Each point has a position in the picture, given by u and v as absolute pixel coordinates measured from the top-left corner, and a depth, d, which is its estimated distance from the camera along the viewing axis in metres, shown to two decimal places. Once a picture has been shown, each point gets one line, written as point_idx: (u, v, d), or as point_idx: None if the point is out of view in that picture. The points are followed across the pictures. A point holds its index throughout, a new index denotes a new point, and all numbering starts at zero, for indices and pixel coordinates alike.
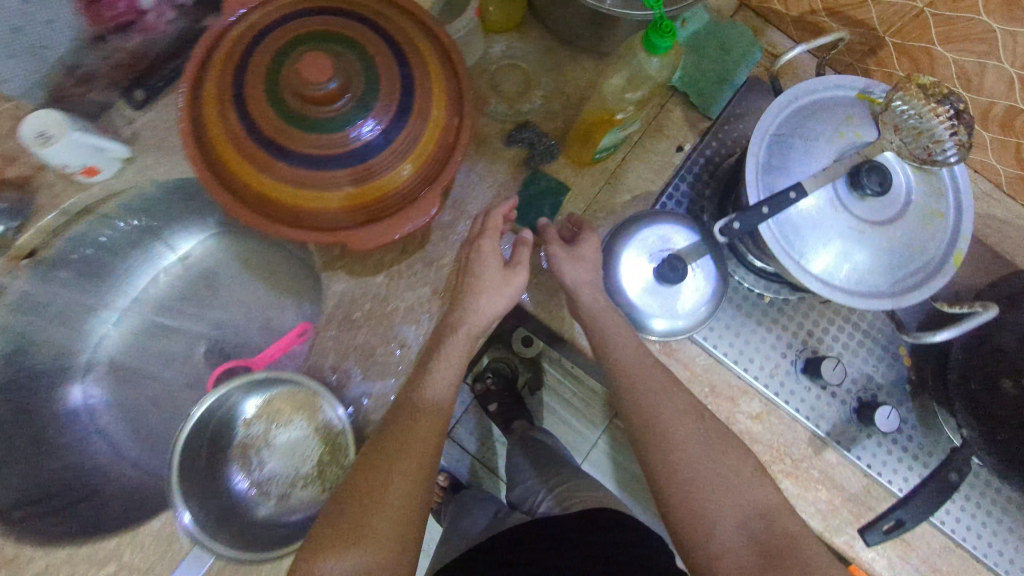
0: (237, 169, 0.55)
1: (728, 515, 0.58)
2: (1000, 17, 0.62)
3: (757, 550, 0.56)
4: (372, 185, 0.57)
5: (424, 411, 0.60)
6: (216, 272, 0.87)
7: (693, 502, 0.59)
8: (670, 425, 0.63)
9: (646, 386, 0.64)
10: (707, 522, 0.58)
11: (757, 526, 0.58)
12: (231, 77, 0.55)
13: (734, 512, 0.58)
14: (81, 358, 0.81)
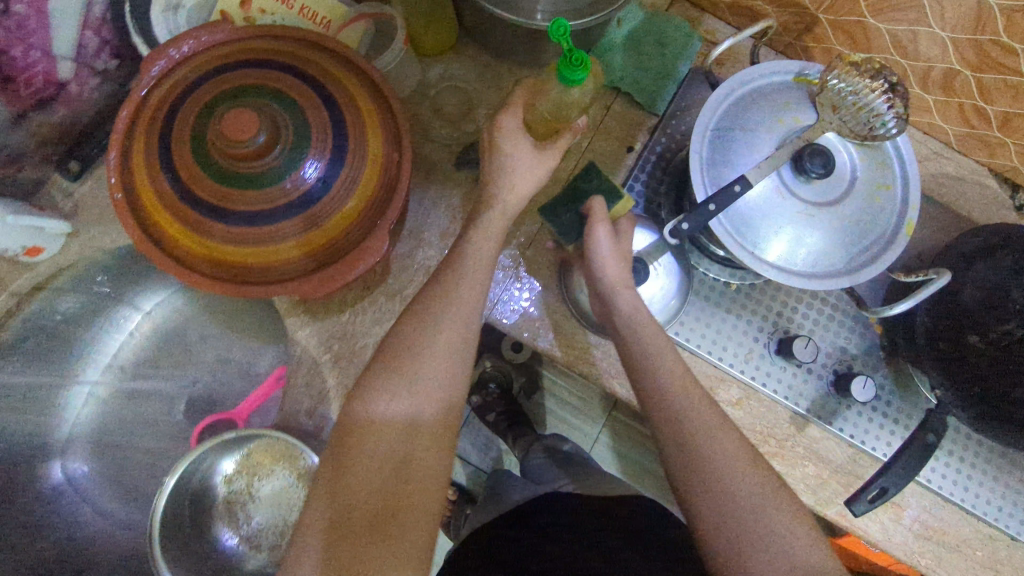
0: (179, 235, 0.55)
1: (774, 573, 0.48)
2: None
3: None
4: (317, 232, 0.57)
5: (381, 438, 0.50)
6: (184, 329, 0.85)
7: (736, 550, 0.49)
8: (708, 454, 0.53)
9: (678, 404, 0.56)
10: None
11: None
12: (161, 143, 0.54)
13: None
14: (56, 437, 0.77)
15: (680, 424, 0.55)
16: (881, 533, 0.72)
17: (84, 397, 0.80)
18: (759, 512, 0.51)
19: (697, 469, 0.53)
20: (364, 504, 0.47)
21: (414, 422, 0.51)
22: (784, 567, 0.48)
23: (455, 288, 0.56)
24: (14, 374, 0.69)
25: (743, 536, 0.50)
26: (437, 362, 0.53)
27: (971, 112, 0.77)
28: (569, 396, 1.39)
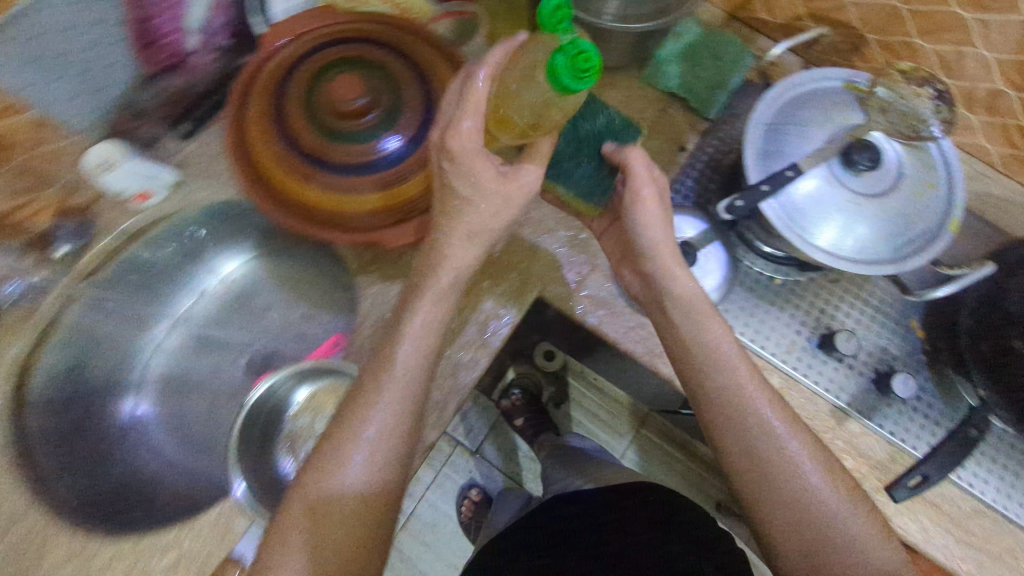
0: (281, 181, 0.62)
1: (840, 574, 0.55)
2: (970, 5, 0.68)
3: None
4: (400, 187, 0.63)
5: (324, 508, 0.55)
6: (254, 291, 0.89)
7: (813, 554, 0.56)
8: (781, 474, 0.58)
9: (753, 428, 0.59)
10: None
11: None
12: (275, 102, 0.62)
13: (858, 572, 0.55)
14: (132, 374, 0.82)
15: (751, 444, 0.59)
16: (923, 535, 0.71)
17: (159, 342, 0.85)
18: (822, 524, 0.56)
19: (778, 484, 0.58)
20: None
21: (353, 498, 0.55)
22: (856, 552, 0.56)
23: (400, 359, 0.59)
24: (109, 308, 0.77)
25: (820, 548, 0.56)
26: (374, 447, 0.56)
27: (1016, 133, 0.80)
28: (596, 409, 1.43)
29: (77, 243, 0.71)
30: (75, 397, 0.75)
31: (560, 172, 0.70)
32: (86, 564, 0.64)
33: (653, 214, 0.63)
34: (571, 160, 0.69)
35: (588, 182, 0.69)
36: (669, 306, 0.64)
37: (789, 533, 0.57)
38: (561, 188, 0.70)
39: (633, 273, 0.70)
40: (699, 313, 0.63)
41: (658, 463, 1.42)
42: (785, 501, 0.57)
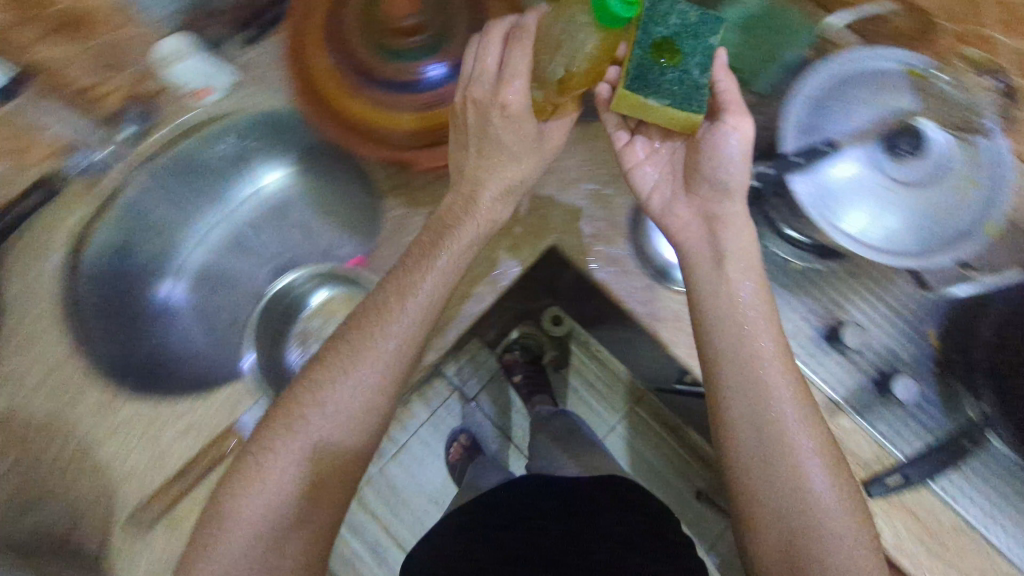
0: (326, 88, 0.67)
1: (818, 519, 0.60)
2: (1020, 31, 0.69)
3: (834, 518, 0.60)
4: (436, 112, 0.69)
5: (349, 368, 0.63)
6: (287, 204, 0.96)
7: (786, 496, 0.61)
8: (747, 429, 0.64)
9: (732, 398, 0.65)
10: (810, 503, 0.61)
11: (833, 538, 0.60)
12: (332, 17, 0.67)
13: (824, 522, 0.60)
14: (172, 263, 0.91)
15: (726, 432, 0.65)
16: (896, 543, 0.71)
17: (201, 240, 0.93)
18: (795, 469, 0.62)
19: (767, 445, 0.63)
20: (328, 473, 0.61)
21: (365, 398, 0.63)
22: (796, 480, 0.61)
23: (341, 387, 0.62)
24: (159, 196, 0.84)
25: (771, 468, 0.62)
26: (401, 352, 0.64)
27: None
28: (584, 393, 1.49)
29: (141, 126, 0.77)
30: (120, 271, 0.83)
31: (645, 82, 0.63)
32: (102, 414, 0.68)
33: (733, 143, 0.68)
34: (661, 71, 0.63)
35: (678, 84, 0.63)
36: (722, 264, 0.69)
37: (753, 482, 0.63)
38: (655, 103, 0.64)
39: (693, 207, 0.73)
40: (737, 287, 0.68)
41: (647, 443, 1.47)
42: (756, 455, 0.63)
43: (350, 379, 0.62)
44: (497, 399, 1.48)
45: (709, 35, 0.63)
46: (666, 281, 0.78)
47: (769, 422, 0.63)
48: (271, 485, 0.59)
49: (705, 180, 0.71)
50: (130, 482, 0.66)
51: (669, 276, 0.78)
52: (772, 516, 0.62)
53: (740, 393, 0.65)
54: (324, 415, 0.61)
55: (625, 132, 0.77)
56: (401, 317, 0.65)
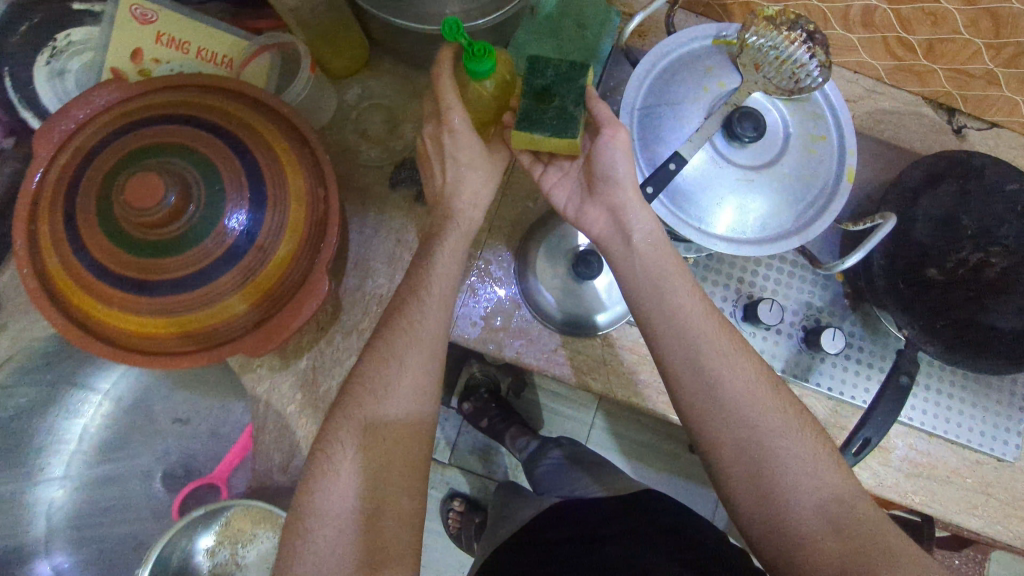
0: (103, 317, 0.53)
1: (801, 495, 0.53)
2: None
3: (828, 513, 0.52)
4: (260, 275, 0.55)
5: (389, 355, 0.56)
6: (146, 400, 0.81)
7: (762, 480, 0.54)
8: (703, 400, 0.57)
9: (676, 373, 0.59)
10: (791, 492, 0.53)
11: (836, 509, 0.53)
12: (67, 224, 0.52)
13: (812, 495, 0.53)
14: (31, 538, 0.75)
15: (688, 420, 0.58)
16: (874, 479, 0.72)
17: (58, 485, 0.77)
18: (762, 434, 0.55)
19: (742, 420, 0.56)
20: (385, 475, 0.53)
21: (413, 383, 0.56)
22: (763, 462, 0.55)
23: (389, 377, 0.55)
24: None
25: (742, 449, 0.55)
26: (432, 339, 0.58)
27: (896, 45, 0.77)
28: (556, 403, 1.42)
29: None
30: None
31: (531, 121, 0.57)
32: None
33: (617, 155, 0.59)
34: (543, 104, 0.56)
35: (559, 119, 0.56)
36: (629, 244, 0.62)
37: (737, 469, 0.55)
38: (540, 138, 0.57)
39: (600, 208, 0.63)
40: (655, 263, 0.61)
41: (628, 425, 1.44)
42: (735, 435, 0.56)
43: (399, 369, 0.56)
44: (479, 451, 1.41)
45: (581, 76, 0.57)
46: (586, 332, 0.72)
47: (716, 395, 0.57)
48: (338, 490, 0.51)
49: (602, 182, 0.61)
50: None
51: (584, 325, 0.72)
52: (762, 497, 0.54)
53: (688, 372, 0.58)
54: (357, 453, 0.53)
55: (539, 164, 0.66)
56: (425, 302, 0.60)
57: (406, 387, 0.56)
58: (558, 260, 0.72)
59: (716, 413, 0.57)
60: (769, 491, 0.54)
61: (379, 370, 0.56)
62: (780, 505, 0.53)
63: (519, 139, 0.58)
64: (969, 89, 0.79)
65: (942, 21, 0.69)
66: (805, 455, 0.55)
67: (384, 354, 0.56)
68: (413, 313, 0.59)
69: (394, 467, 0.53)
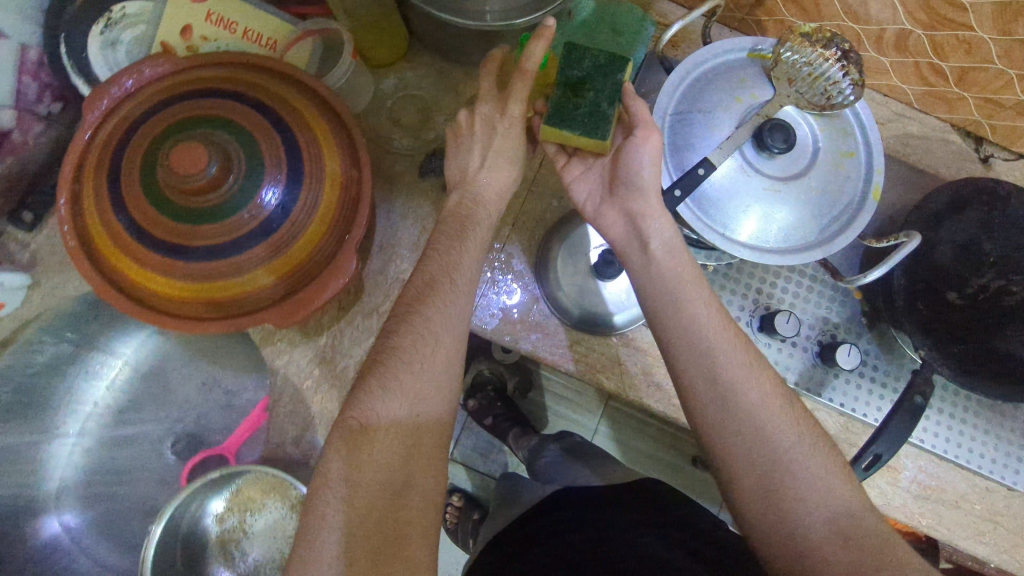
0: (138, 277, 0.54)
1: (815, 508, 0.53)
2: None
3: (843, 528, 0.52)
4: (288, 253, 0.56)
5: (407, 340, 0.56)
6: (164, 367, 0.82)
7: (775, 490, 0.54)
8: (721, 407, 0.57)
9: (694, 378, 0.59)
10: (805, 501, 0.53)
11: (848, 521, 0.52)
12: (110, 187, 0.54)
13: (823, 509, 0.53)
14: (44, 492, 0.77)
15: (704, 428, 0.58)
16: (881, 498, 0.71)
17: (71, 446, 0.79)
18: (775, 444, 0.56)
19: (754, 426, 0.56)
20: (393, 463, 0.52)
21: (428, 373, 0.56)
22: (781, 472, 0.54)
23: (407, 363, 0.56)
24: None
25: (757, 459, 0.55)
26: (450, 329, 0.58)
27: (929, 71, 0.77)
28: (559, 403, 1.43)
29: None
30: None
31: (562, 117, 0.59)
32: None
33: (645, 158, 0.60)
34: (576, 98, 0.59)
35: (591, 116, 0.59)
36: (647, 252, 0.62)
37: (750, 479, 0.55)
38: (568, 134, 0.59)
39: (617, 212, 0.64)
40: (674, 272, 0.62)
41: (631, 433, 1.43)
42: (747, 443, 0.56)
43: (417, 356, 0.56)
44: (482, 449, 1.42)
45: (617, 72, 0.58)
46: (598, 329, 0.73)
47: (730, 402, 0.57)
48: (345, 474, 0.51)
49: (625, 186, 0.62)
50: None
51: (598, 322, 0.72)
52: (772, 505, 0.54)
53: (704, 380, 0.58)
54: (367, 437, 0.52)
55: (563, 154, 0.67)
56: (447, 292, 0.60)
57: (422, 374, 0.56)
58: (577, 258, 0.73)
59: (732, 421, 0.57)
60: (782, 499, 0.54)
61: (394, 357, 0.56)
62: (790, 515, 0.53)
63: (549, 133, 0.61)
64: (998, 118, 0.80)
65: (976, 49, 0.69)
66: (817, 465, 0.55)
67: (401, 343, 0.57)
68: (435, 304, 0.59)
69: (405, 456, 0.53)
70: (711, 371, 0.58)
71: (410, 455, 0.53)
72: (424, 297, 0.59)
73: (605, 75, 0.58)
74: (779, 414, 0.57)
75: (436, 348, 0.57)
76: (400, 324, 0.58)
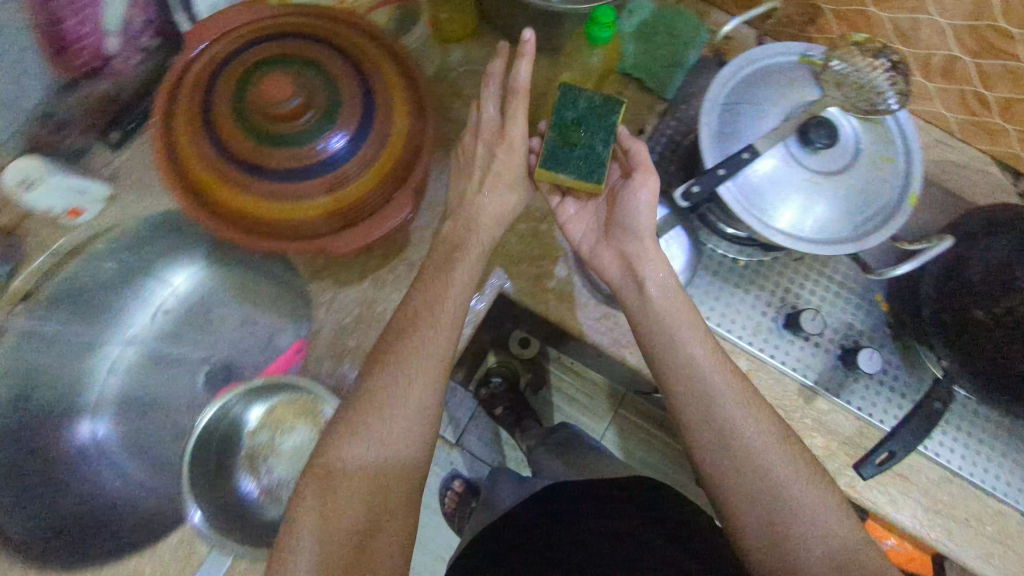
0: (215, 190, 0.59)
1: (812, 543, 0.57)
2: (886, 6, 0.73)
3: (833, 566, 0.56)
4: (349, 190, 0.61)
5: (417, 331, 0.63)
6: (209, 300, 0.86)
7: (774, 523, 0.58)
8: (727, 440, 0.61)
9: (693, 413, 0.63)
10: (805, 541, 0.57)
11: (836, 543, 0.57)
12: (204, 106, 0.59)
13: (819, 542, 0.57)
14: (85, 399, 0.79)
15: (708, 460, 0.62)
16: (891, 506, 0.71)
17: (112, 362, 0.82)
18: (766, 479, 0.59)
19: (761, 469, 0.60)
20: (398, 442, 0.59)
21: (435, 359, 0.62)
22: (786, 511, 0.58)
23: (419, 351, 0.62)
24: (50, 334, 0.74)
25: (757, 497, 0.59)
26: (454, 323, 0.65)
27: (973, 100, 0.80)
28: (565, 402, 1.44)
29: (7, 266, 0.70)
30: (21, 428, 0.71)
31: (558, 161, 0.65)
32: None
33: (643, 199, 0.68)
34: (570, 145, 0.65)
35: (584, 160, 0.64)
36: (643, 292, 0.67)
37: (749, 517, 0.59)
38: (562, 177, 0.65)
39: (612, 251, 0.71)
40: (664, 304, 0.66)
41: (636, 441, 1.43)
42: (752, 483, 0.60)
43: (426, 348, 0.62)
44: (483, 437, 1.42)
45: (612, 116, 0.65)
46: (623, 306, 0.75)
47: (725, 436, 0.61)
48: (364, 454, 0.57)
49: (619, 227, 0.70)
50: None
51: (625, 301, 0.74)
52: (775, 551, 0.57)
53: (700, 418, 0.62)
54: (386, 421, 0.59)
55: (557, 194, 0.74)
56: (455, 289, 0.66)
57: (428, 354, 0.62)
58: None
59: (734, 456, 0.61)
60: (781, 537, 0.57)
61: (407, 350, 0.61)
62: (787, 551, 0.57)
63: (543, 175, 0.66)
64: None
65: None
66: (812, 499, 0.59)
67: (413, 337, 0.62)
68: (446, 299, 0.65)
69: (411, 433, 0.60)
70: (709, 402, 0.62)
71: (411, 433, 0.60)
72: (431, 296, 0.65)
73: (602, 122, 0.64)
74: (774, 444, 0.61)
75: (438, 338, 0.63)
76: (412, 315, 0.64)
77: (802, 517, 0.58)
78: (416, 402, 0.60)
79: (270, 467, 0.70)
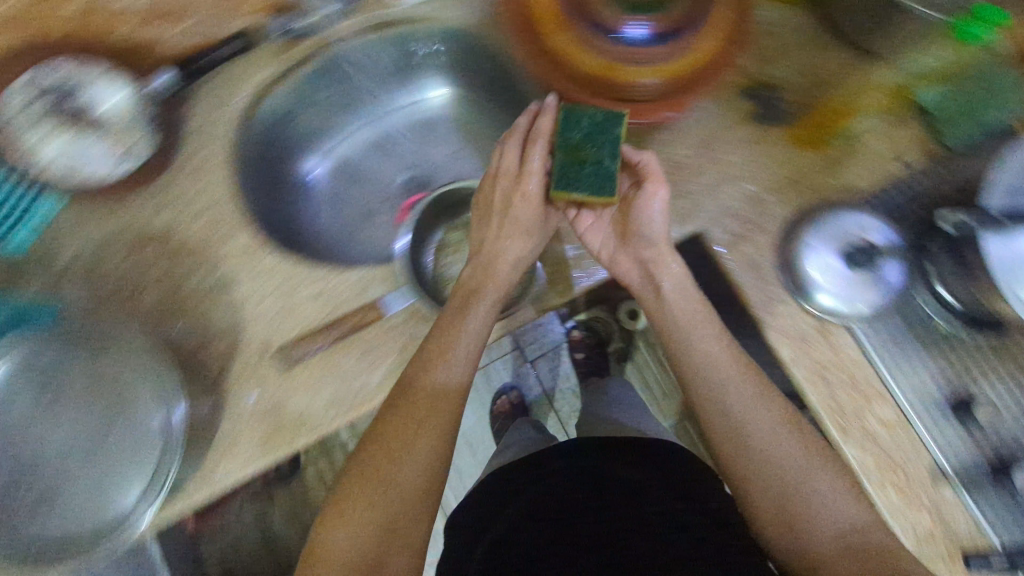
0: (543, 21, 0.70)
1: (823, 531, 0.59)
2: None
3: (852, 557, 0.57)
4: (640, 68, 0.68)
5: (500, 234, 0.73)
6: (441, 124, 1.01)
7: (792, 516, 0.60)
8: (742, 421, 0.65)
9: (718, 393, 0.66)
10: (823, 527, 0.59)
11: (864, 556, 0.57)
12: None
13: (834, 533, 0.59)
14: (324, 143, 0.97)
15: (738, 448, 0.64)
16: None
17: (354, 129, 0.98)
18: (766, 457, 0.63)
19: (771, 461, 0.62)
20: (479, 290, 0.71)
21: (516, 246, 0.72)
22: (826, 515, 0.59)
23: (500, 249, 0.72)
24: (336, 82, 0.89)
25: (789, 495, 0.61)
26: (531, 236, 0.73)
27: None
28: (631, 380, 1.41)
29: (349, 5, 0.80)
30: (283, 135, 0.89)
31: (568, 179, 0.68)
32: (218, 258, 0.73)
33: (656, 207, 0.69)
34: (579, 164, 0.68)
35: (594, 177, 0.67)
36: (659, 295, 0.72)
37: (766, 502, 0.62)
38: (576, 195, 0.68)
39: (631, 259, 0.73)
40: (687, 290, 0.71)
41: None
42: (782, 471, 0.62)
43: (511, 240, 0.72)
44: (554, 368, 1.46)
45: (616, 127, 0.67)
46: (802, 300, 0.74)
47: (729, 406, 0.65)
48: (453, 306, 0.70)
49: (642, 234, 0.71)
50: (258, 323, 0.71)
51: (810, 296, 0.73)
52: (791, 536, 0.60)
53: (715, 408, 0.66)
54: (497, 267, 0.72)
55: (575, 207, 0.74)
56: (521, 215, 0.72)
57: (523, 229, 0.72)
58: (831, 238, 0.74)
59: (749, 434, 0.64)
60: (795, 525, 0.60)
61: (502, 237, 0.72)
62: (802, 538, 0.60)
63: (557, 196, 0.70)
64: None
65: None
66: (839, 500, 0.60)
67: (495, 224, 0.73)
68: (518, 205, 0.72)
69: (479, 289, 0.71)
70: (741, 382, 0.66)
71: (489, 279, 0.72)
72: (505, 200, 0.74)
73: (609, 136, 0.67)
74: (795, 436, 0.64)
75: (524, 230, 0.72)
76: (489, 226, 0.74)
77: (826, 513, 0.60)
78: (486, 279, 0.72)
79: (447, 271, 0.83)
